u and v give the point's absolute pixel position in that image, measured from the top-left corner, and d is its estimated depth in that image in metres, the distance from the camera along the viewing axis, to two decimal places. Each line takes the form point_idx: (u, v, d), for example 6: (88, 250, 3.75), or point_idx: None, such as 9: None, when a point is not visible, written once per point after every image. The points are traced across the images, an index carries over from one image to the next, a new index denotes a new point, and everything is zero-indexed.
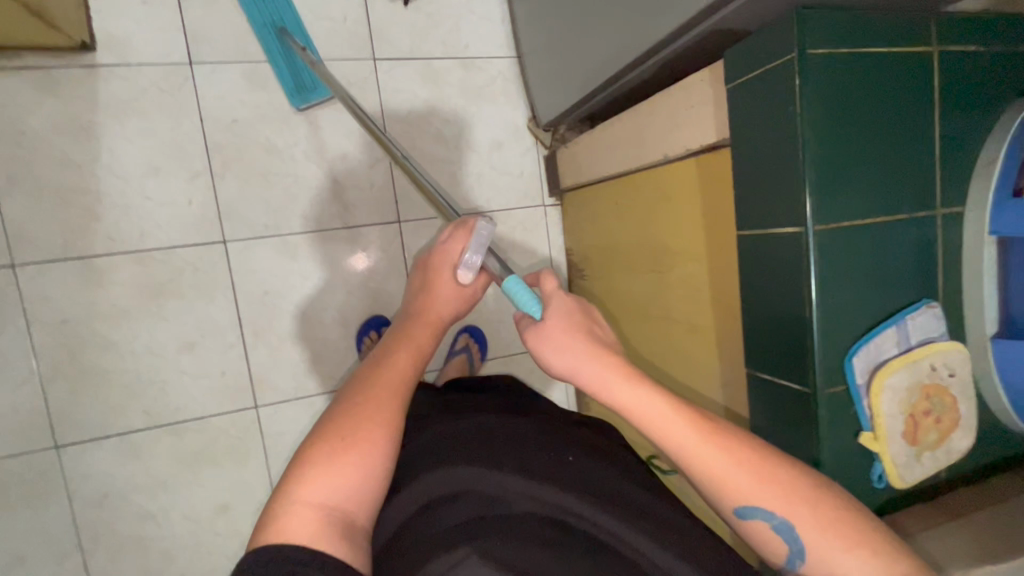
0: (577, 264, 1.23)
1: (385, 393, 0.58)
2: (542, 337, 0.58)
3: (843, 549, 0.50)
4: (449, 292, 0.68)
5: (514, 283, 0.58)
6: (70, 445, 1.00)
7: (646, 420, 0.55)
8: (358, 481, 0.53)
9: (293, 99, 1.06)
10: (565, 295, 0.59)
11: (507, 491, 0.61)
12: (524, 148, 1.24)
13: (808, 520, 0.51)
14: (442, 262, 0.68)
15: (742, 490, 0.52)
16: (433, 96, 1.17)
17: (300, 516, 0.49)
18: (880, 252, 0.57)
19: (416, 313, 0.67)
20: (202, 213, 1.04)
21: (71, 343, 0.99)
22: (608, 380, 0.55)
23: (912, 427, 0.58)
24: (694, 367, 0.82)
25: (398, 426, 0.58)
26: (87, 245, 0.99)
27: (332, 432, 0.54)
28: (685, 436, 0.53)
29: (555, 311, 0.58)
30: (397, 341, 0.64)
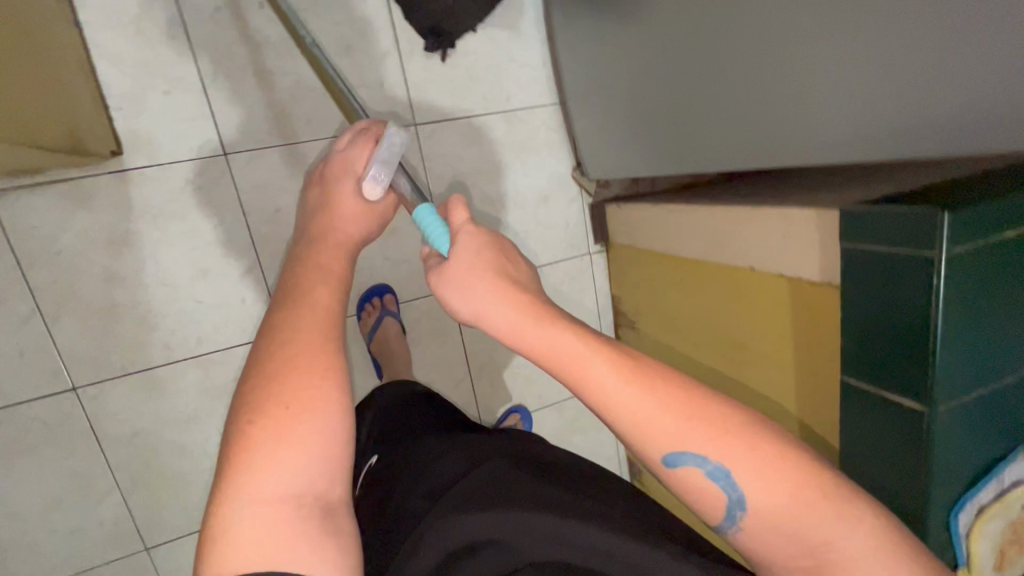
0: (626, 316, 1.25)
1: (311, 345, 0.51)
2: (443, 275, 0.52)
3: (785, 491, 0.44)
4: (353, 206, 0.64)
5: (423, 211, 0.58)
6: (159, 545, 1.02)
7: (572, 369, 0.48)
8: (311, 460, 0.47)
9: None
10: (468, 229, 0.53)
11: (511, 533, 0.59)
12: (569, 199, 1.20)
13: (748, 471, 0.45)
14: (343, 173, 0.66)
15: (671, 433, 0.46)
16: (476, 154, 1.11)
17: (256, 517, 0.44)
18: (989, 415, 0.61)
19: (320, 236, 0.63)
20: (256, 307, 1.01)
21: (145, 452, 0.98)
22: (519, 323, 0.49)
23: (1000, 558, 0.64)
24: None
25: (339, 377, 0.51)
26: (144, 356, 0.95)
27: (264, 411, 0.47)
28: (610, 380, 0.46)
29: (460, 247, 0.52)
30: (305, 272, 0.58)
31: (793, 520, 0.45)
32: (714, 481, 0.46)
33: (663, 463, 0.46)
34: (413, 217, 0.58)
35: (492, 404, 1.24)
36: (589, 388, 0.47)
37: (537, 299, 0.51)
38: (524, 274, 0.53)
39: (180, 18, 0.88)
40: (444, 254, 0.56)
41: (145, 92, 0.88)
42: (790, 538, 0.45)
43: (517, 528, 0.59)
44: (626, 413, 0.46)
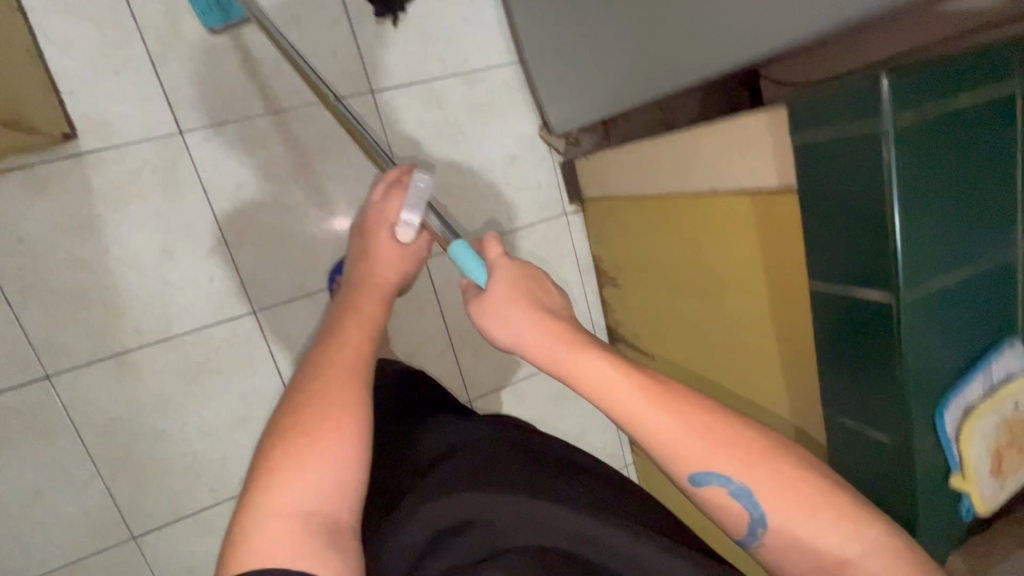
0: (607, 271, 1.21)
1: (341, 382, 0.56)
2: (487, 305, 0.57)
3: (805, 517, 0.48)
4: (390, 248, 0.73)
5: (459, 247, 0.64)
6: (147, 534, 1.01)
7: (605, 397, 0.51)
8: (327, 484, 0.49)
9: (206, 17, 0.91)
10: (508, 265, 0.59)
11: (508, 516, 0.53)
12: (538, 159, 1.18)
13: (770, 485, 0.48)
14: (379, 222, 0.74)
15: (694, 451, 0.49)
16: (438, 120, 1.10)
17: (273, 532, 0.46)
18: (966, 305, 0.57)
19: (366, 283, 0.69)
20: (226, 287, 1.00)
21: (125, 439, 0.98)
22: (552, 349, 0.53)
23: (996, 460, 0.60)
24: (757, 392, 0.84)
25: (365, 412, 0.55)
26: (116, 342, 0.95)
27: (293, 435, 0.51)
28: (635, 402, 0.49)
29: (498, 281, 0.58)
30: (346, 320, 0.63)
31: (806, 531, 0.48)
32: (738, 499, 0.48)
33: (691, 481, 0.50)
34: (451, 253, 0.64)
35: (479, 375, 1.22)
36: (611, 405, 0.50)
37: (569, 325, 0.55)
38: (555, 302, 0.58)
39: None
40: (481, 283, 0.61)
41: (94, 74, 0.89)
42: (798, 546, 0.48)
43: (520, 518, 0.53)
44: (652, 434, 0.49)
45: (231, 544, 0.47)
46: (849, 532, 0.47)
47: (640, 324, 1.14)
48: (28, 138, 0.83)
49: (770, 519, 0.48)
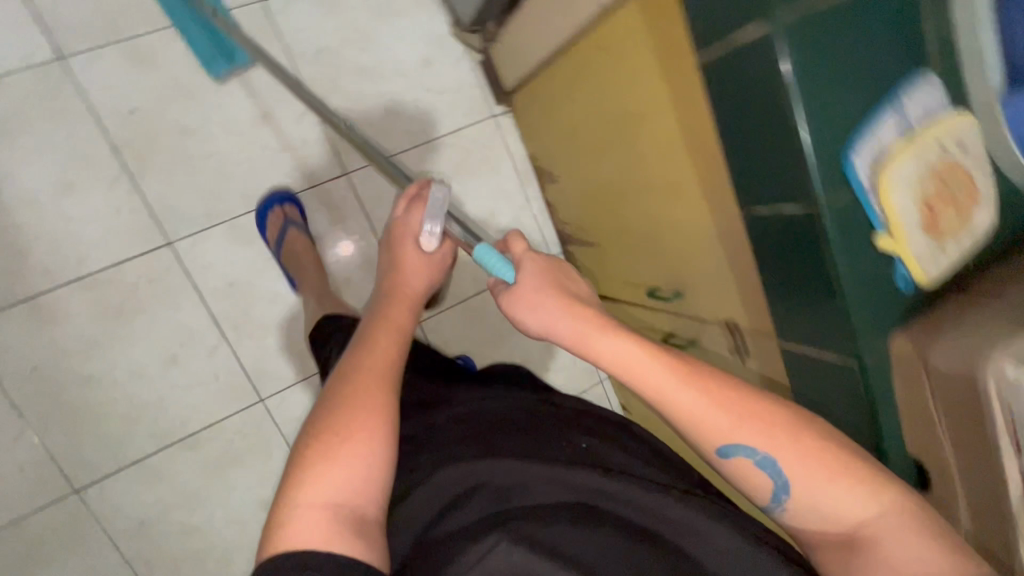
0: (544, 168, 1.15)
1: (373, 386, 0.51)
2: (519, 297, 0.52)
3: (826, 480, 0.48)
4: (417, 262, 0.61)
5: (483, 251, 0.55)
6: (89, 486, 0.98)
7: (634, 374, 0.49)
8: (358, 478, 0.46)
9: (212, 69, 0.96)
10: (535, 253, 0.54)
11: (512, 476, 0.52)
12: (454, 59, 1.13)
13: (790, 450, 0.48)
14: (402, 236, 0.62)
15: (719, 427, 0.48)
16: (339, 25, 1.05)
17: (305, 521, 0.42)
18: (861, 31, 0.50)
19: (393, 293, 0.60)
20: (135, 219, 0.96)
21: (50, 388, 0.94)
22: (582, 332, 0.50)
23: (930, 215, 0.53)
24: (687, 234, 0.76)
25: (395, 413, 0.50)
26: (27, 284, 0.92)
27: (326, 429, 0.47)
28: (662, 380, 0.48)
29: (526, 272, 0.53)
30: (374, 328, 0.57)
31: (827, 494, 0.47)
32: (764, 469, 0.48)
33: (718, 454, 0.49)
34: (477, 260, 0.55)
35: None
36: (641, 381, 0.49)
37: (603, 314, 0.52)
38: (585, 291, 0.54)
39: None
40: (508, 280, 0.54)
41: None
42: (821, 513, 0.48)
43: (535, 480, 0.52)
44: (678, 411, 0.48)
45: (264, 532, 0.44)
46: (873, 493, 0.47)
47: (581, 212, 1.07)
48: None
49: (794, 486, 0.48)
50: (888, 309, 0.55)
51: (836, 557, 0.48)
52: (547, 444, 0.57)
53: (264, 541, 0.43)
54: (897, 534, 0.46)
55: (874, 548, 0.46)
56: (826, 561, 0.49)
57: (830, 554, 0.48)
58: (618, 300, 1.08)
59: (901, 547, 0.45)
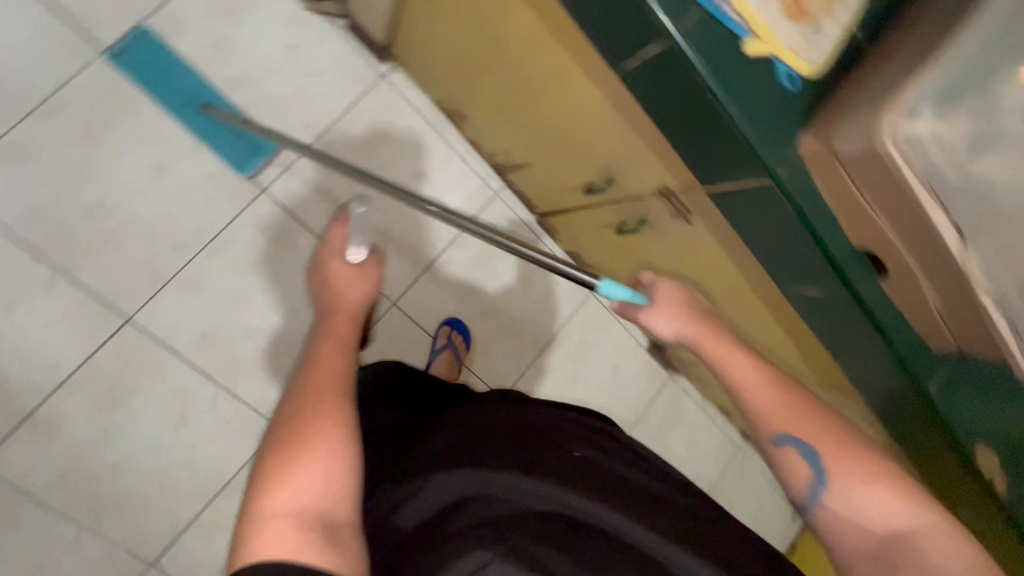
0: (452, 109, 1.11)
1: (330, 399, 0.54)
2: (658, 311, 0.64)
3: (862, 483, 0.52)
4: (348, 273, 0.74)
5: (608, 285, 0.63)
6: (161, 557, 1.04)
7: (727, 368, 0.59)
8: (321, 484, 0.48)
9: (243, 168, 1.03)
10: (668, 282, 0.66)
11: (502, 488, 0.55)
12: (319, 34, 1.08)
13: (831, 449, 0.54)
14: (330, 255, 0.77)
15: (781, 417, 0.55)
16: (191, 46, 1.01)
17: (272, 529, 0.45)
18: None
19: (335, 309, 0.71)
20: (87, 310, 0.97)
21: (84, 487, 0.99)
22: (699, 335, 0.62)
23: (791, 3, 0.50)
24: (590, 121, 0.73)
25: (354, 423, 0.53)
26: (19, 404, 0.95)
27: (286, 443, 0.50)
28: (754, 379, 0.58)
29: (661, 296, 0.65)
30: (324, 349, 0.63)
31: (865, 498, 0.51)
32: (806, 460, 0.54)
33: (771, 442, 0.55)
34: (597, 288, 0.63)
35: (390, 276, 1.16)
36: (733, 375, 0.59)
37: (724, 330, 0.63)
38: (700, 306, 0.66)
39: None
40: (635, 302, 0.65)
41: None
42: (856, 512, 0.52)
43: (535, 489, 0.55)
44: (753, 404, 0.57)
45: (231, 545, 0.45)
46: (914, 504, 0.51)
47: (501, 139, 1.04)
48: None
49: (832, 479, 0.52)
50: (786, 116, 0.52)
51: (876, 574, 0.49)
52: (547, 453, 0.59)
53: (233, 555, 0.45)
54: (937, 550, 0.48)
55: (907, 559, 0.49)
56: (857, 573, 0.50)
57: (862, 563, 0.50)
58: (586, 246, 1.14)
59: (931, 558, 0.48)
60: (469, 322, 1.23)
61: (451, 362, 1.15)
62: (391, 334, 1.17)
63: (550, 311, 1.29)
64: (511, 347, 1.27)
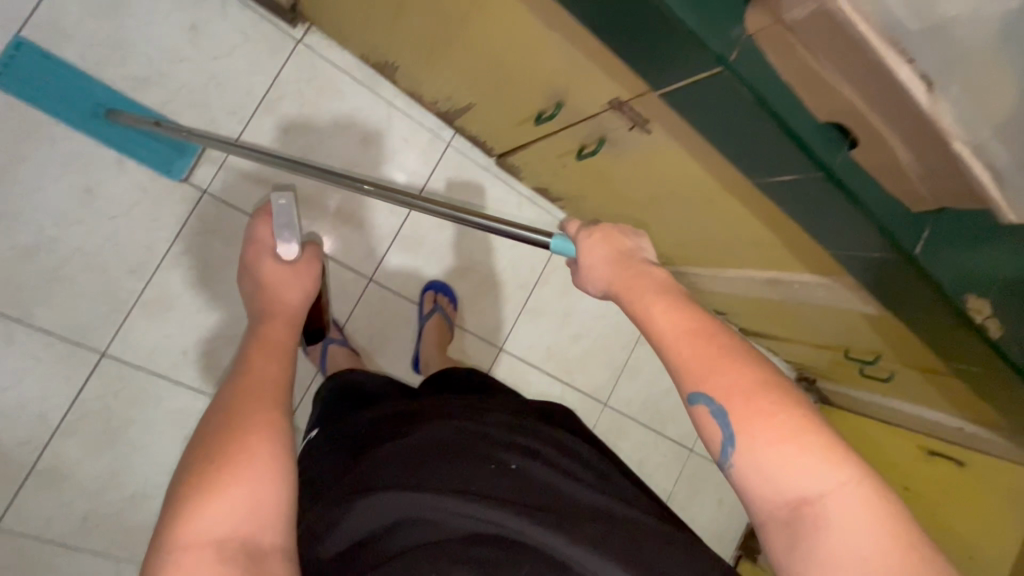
0: (380, 62, 1.03)
1: (264, 418, 0.54)
2: (583, 268, 0.55)
3: (776, 446, 0.41)
4: (281, 272, 0.71)
5: (558, 242, 0.57)
6: None
7: (650, 324, 0.48)
8: (244, 510, 0.48)
9: (170, 173, 0.96)
10: (594, 228, 0.55)
11: (430, 510, 0.57)
12: (218, 8, 0.97)
13: (742, 404, 0.42)
14: (259, 252, 0.72)
15: (697, 368, 0.44)
16: (80, 52, 0.91)
17: (187, 562, 0.44)
18: None
19: (272, 314, 0.69)
20: (57, 353, 0.94)
21: (110, 523, 0.99)
22: (627, 286, 0.51)
23: None
24: (524, 43, 0.68)
25: (287, 446, 0.54)
26: (18, 461, 0.93)
27: (209, 462, 0.49)
28: (682, 333, 0.46)
29: (589, 245, 0.54)
30: (259, 353, 0.63)
31: (779, 466, 0.41)
32: (716, 419, 0.43)
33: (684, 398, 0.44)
34: (551, 248, 0.58)
35: (360, 252, 1.12)
36: (653, 324, 0.48)
37: (659, 274, 0.51)
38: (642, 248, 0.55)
39: None
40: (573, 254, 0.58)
41: None
42: (767, 478, 0.41)
43: (459, 510, 0.57)
44: (674, 357, 0.46)
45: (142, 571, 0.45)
46: (836, 465, 0.40)
47: (438, 83, 0.97)
48: None
49: (743, 441, 0.42)
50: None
51: (784, 551, 0.40)
52: (479, 469, 0.62)
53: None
54: (851, 523, 0.39)
55: (818, 535, 0.39)
56: (768, 548, 0.41)
57: (775, 537, 0.41)
58: (554, 181, 1.11)
59: (844, 535, 0.38)
60: (450, 281, 1.20)
61: (442, 325, 1.13)
62: (375, 311, 1.15)
63: (530, 253, 1.27)
64: (499, 296, 1.25)
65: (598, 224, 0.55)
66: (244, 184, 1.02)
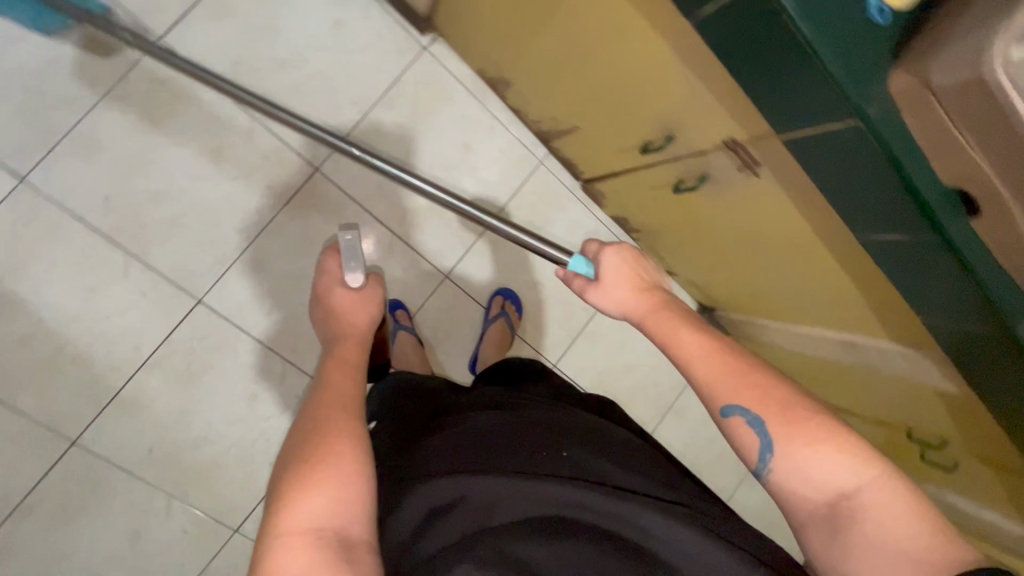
0: (495, 77, 1.10)
1: (343, 421, 0.58)
2: (603, 288, 0.68)
3: (810, 448, 0.50)
4: (350, 299, 0.76)
5: (576, 262, 0.70)
6: (243, 523, 1.10)
7: (676, 344, 0.60)
8: (333, 503, 0.51)
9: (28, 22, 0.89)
10: (612, 252, 0.68)
11: (494, 491, 0.55)
12: (362, 10, 1.07)
13: (778, 420, 0.52)
14: (329, 285, 0.77)
15: (723, 386, 0.55)
16: (239, 30, 1.02)
17: (287, 551, 0.47)
18: None
19: (343, 335, 0.74)
20: (160, 293, 1.02)
21: (171, 459, 1.05)
22: (649, 309, 0.64)
23: None
24: (651, 76, 0.72)
25: (365, 442, 0.56)
26: (107, 384, 1.01)
27: (300, 462, 0.53)
28: (711, 365, 0.57)
29: (609, 270, 0.68)
30: (332, 369, 0.67)
31: (816, 466, 0.50)
32: (753, 428, 0.52)
33: (719, 412, 0.55)
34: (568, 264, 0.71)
35: (441, 249, 1.18)
36: (682, 348, 0.59)
37: (665, 300, 0.65)
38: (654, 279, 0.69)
39: None
40: (587, 274, 0.70)
41: None
42: (804, 479, 0.51)
43: (525, 492, 0.55)
44: (699, 381, 0.56)
45: (251, 565, 0.48)
46: (863, 464, 0.49)
47: (549, 103, 1.02)
48: None
49: (778, 444, 0.51)
50: (872, 51, 0.51)
51: (825, 542, 0.50)
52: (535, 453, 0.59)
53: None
54: (882, 516, 0.47)
55: (852, 525, 0.48)
56: (809, 541, 0.51)
57: (814, 532, 0.50)
58: (637, 211, 1.14)
59: (878, 524, 0.47)
60: (518, 291, 1.24)
61: (505, 330, 1.17)
62: (444, 307, 1.20)
63: None
64: (560, 315, 1.28)
65: (619, 247, 0.69)
66: (326, 184, 1.09)
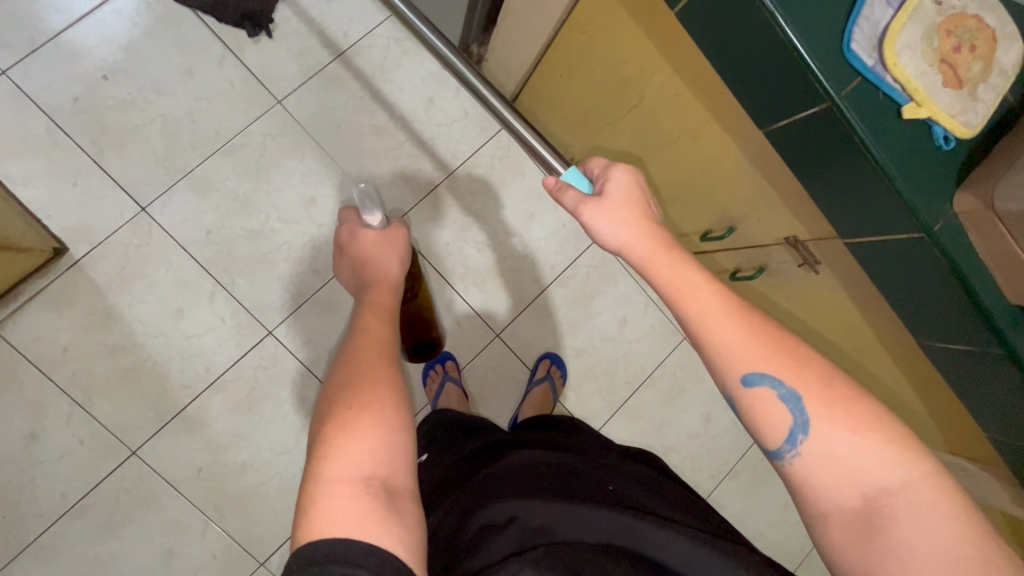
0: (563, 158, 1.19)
1: (379, 371, 0.56)
2: (604, 206, 0.57)
3: (848, 432, 0.48)
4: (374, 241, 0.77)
5: (574, 173, 0.59)
6: (271, 556, 1.12)
7: (685, 301, 0.53)
8: (382, 451, 0.49)
9: None
10: (621, 170, 0.59)
11: (548, 514, 0.55)
12: (453, 89, 1.20)
13: (817, 397, 0.49)
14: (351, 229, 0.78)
15: (750, 352, 0.51)
16: (346, 99, 1.15)
17: (336, 497, 0.46)
18: None
19: (375, 281, 0.73)
20: (237, 320, 1.10)
21: (216, 481, 1.09)
22: (654, 250, 0.56)
23: (949, 70, 0.54)
24: (722, 180, 0.79)
25: (402, 393, 0.55)
26: (174, 401, 1.07)
27: (345, 408, 0.51)
28: (752, 350, 0.51)
29: (612, 185, 0.58)
30: (364, 313, 0.67)
31: (848, 447, 0.48)
32: (786, 404, 0.50)
33: (741, 381, 0.51)
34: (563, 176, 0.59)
35: (496, 308, 1.23)
36: (693, 308, 0.52)
37: (668, 238, 0.57)
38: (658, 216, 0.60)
39: (52, 121, 1.03)
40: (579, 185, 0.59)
41: (60, 192, 1.04)
42: (839, 467, 0.48)
43: (581, 521, 0.55)
44: (714, 343, 0.52)
45: (296, 512, 0.46)
46: (910, 461, 0.47)
47: None
48: (29, 259, 0.99)
49: (815, 425, 0.48)
50: (938, 175, 0.56)
51: (853, 543, 0.47)
52: (588, 488, 0.60)
53: (297, 523, 0.46)
54: (921, 516, 0.45)
55: (890, 525, 0.46)
56: (832, 538, 0.48)
57: (839, 527, 0.48)
58: None
59: (914, 526, 0.45)
60: (565, 357, 1.27)
61: (549, 394, 1.19)
62: (493, 364, 1.24)
63: (645, 354, 1.30)
64: (604, 385, 1.29)
65: (628, 168, 0.59)
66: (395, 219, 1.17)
